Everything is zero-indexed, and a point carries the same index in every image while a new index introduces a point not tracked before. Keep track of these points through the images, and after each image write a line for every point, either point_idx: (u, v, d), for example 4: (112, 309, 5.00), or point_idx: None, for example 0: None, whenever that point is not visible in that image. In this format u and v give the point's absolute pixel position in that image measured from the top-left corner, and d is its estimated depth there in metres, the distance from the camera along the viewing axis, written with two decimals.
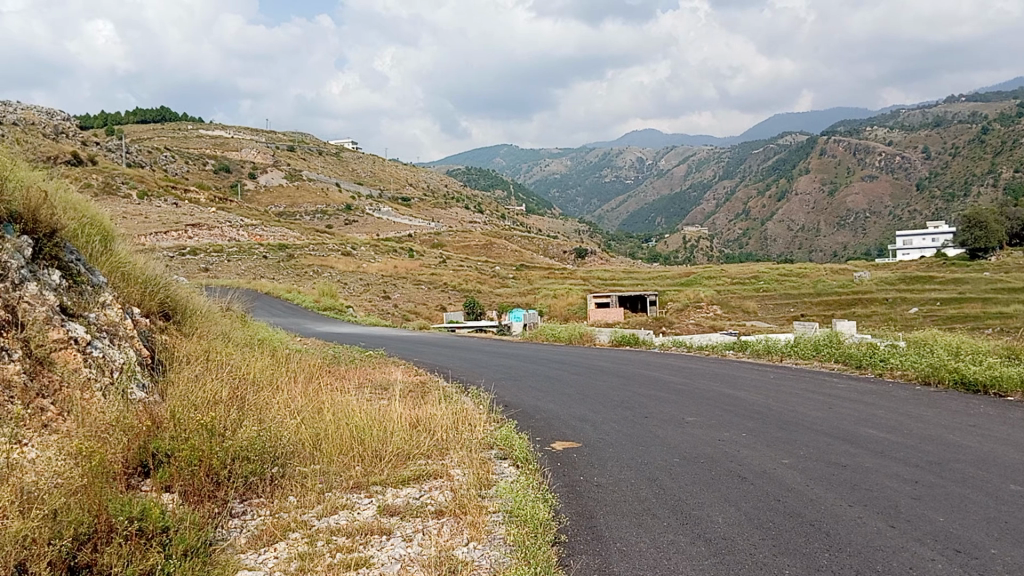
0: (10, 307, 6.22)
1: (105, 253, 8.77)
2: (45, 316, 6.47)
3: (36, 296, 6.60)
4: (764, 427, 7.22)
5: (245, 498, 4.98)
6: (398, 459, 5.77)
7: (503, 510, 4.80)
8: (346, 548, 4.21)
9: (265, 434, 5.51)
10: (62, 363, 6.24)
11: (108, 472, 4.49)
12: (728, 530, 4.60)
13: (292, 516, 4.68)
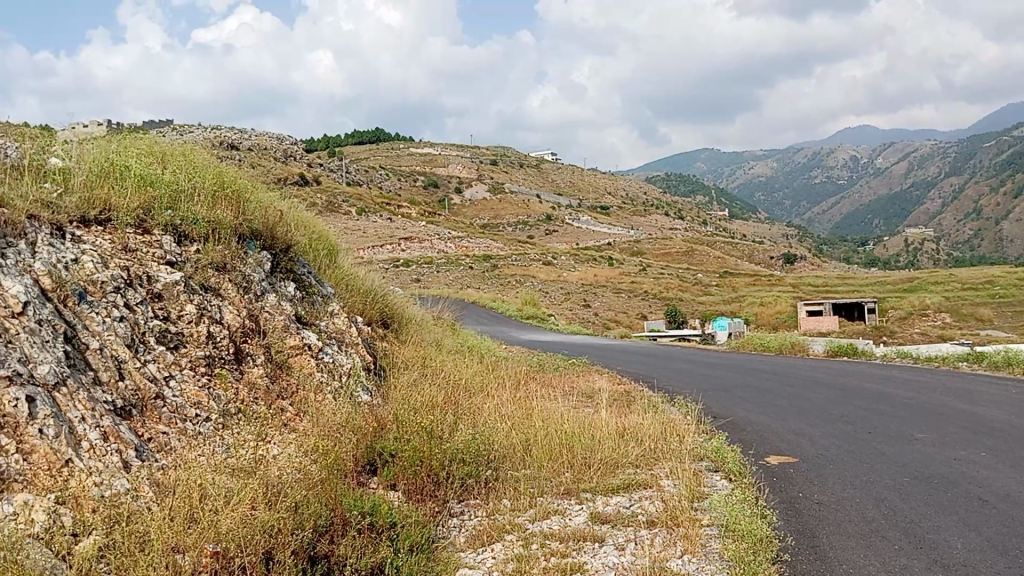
0: (254, 316, 6.91)
1: (331, 266, 9.50)
2: (283, 324, 7.13)
3: (275, 306, 7.29)
4: (1006, 447, 6.55)
5: (463, 499, 5.18)
6: (607, 467, 5.78)
7: (718, 524, 4.68)
8: (561, 553, 4.29)
9: (480, 438, 5.72)
10: (298, 368, 6.87)
11: (341, 470, 4.87)
12: (970, 557, 4.21)
13: (507, 519, 4.82)
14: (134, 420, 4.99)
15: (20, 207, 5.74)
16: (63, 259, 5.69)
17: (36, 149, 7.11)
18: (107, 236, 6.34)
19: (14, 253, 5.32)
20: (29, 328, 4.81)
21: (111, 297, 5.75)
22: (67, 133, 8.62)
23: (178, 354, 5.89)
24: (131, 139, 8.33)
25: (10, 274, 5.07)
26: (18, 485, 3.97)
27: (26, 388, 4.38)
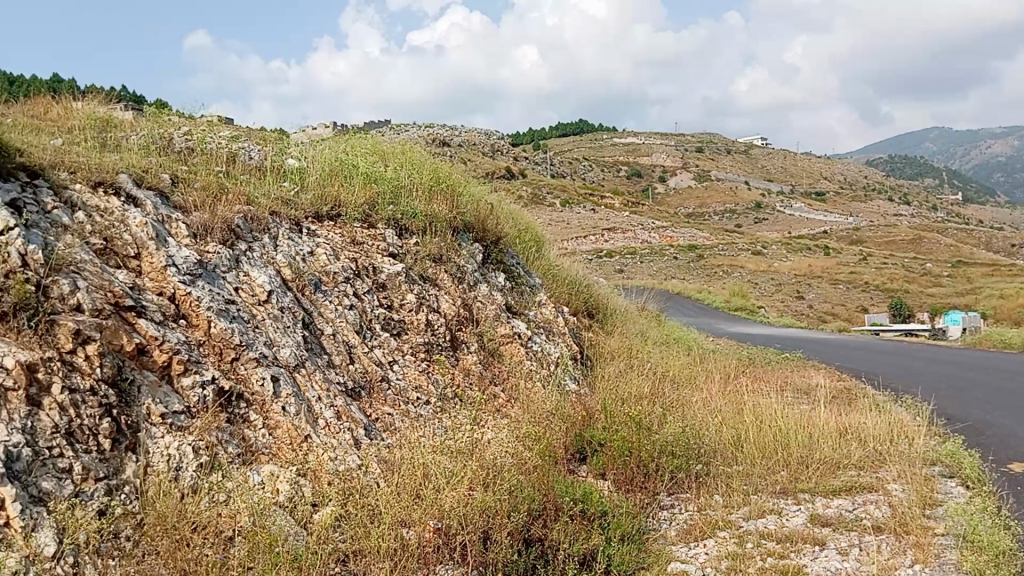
0: (468, 305, 7.24)
1: (538, 258, 9.74)
2: (494, 313, 7.41)
3: (487, 296, 7.59)
4: None
5: (673, 493, 5.14)
6: (826, 468, 5.52)
7: (955, 534, 4.31)
8: (778, 554, 4.15)
9: (690, 431, 5.64)
10: (509, 356, 7.14)
11: (553, 457, 5.03)
12: None
13: (720, 515, 4.74)
14: (362, 401, 5.37)
15: (264, 205, 6.34)
16: (301, 251, 6.22)
17: (276, 151, 7.82)
18: (338, 230, 6.84)
19: (259, 247, 5.92)
20: (273, 314, 5.34)
21: (342, 287, 6.23)
22: (302, 136, 9.40)
23: (401, 340, 6.28)
24: (357, 139, 8.95)
25: (257, 266, 5.67)
26: (264, 457, 4.37)
27: (271, 368, 4.85)
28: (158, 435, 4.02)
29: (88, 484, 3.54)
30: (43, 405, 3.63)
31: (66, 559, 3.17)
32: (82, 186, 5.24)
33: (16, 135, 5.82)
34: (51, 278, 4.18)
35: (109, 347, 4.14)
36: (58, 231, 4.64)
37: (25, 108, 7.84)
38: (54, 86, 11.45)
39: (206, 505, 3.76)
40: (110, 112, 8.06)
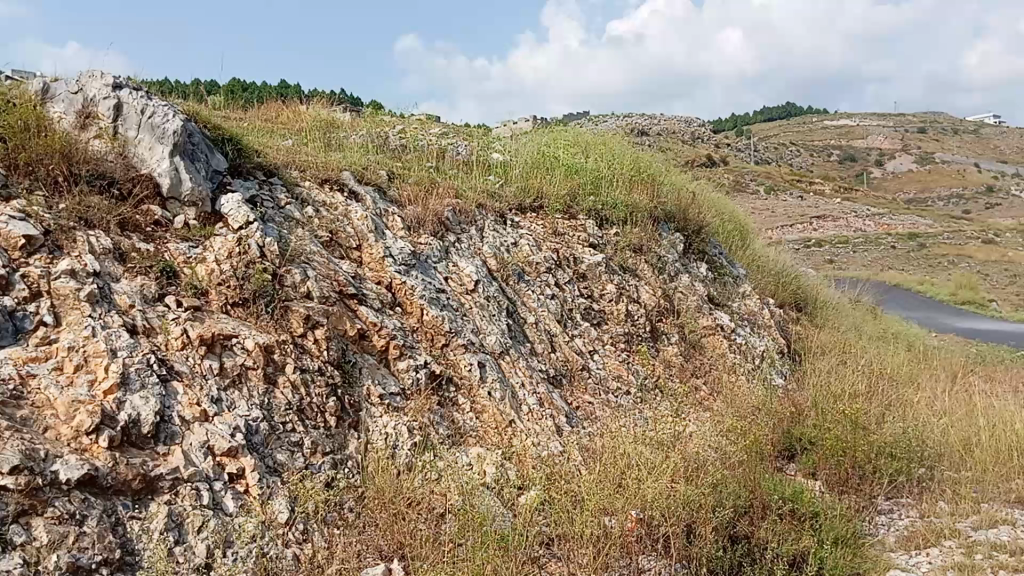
0: (668, 296, 7.18)
1: (743, 248, 9.49)
2: (696, 305, 7.31)
3: (689, 287, 7.50)
4: None
5: (891, 497, 4.82)
6: None
7: None
8: (1012, 568, 3.91)
9: (911, 432, 5.27)
10: (711, 348, 7.01)
11: (761, 453, 4.90)
12: None
13: (945, 523, 4.45)
14: (564, 390, 5.48)
15: (472, 198, 6.60)
16: (505, 242, 6.43)
17: (482, 146, 8.12)
18: (540, 221, 7.00)
19: (467, 238, 6.19)
20: (480, 303, 5.58)
21: (545, 277, 6.38)
22: (506, 131, 9.70)
23: (601, 330, 6.35)
24: (558, 132, 9.11)
25: (465, 257, 5.93)
26: (472, 439, 4.55)
27: (478, 355, 5.06)
28: (377, 414, 4.29)
29: (317, 458, 3.85)
30: (279, 383, 4.00)
31: (297, 526, 3.47)
32: (310, 183, 5.70)
33: (255, 138, 6.45)
34: (285, 268, 4.60)
35: (334, 332, 4.49)
36: (290, 225, 5.09)
37: (262, 113, 8.65)
38: (286, 91, 12.51)
39: (420, 483, 3.96)
40: (333, 114, 8.70)
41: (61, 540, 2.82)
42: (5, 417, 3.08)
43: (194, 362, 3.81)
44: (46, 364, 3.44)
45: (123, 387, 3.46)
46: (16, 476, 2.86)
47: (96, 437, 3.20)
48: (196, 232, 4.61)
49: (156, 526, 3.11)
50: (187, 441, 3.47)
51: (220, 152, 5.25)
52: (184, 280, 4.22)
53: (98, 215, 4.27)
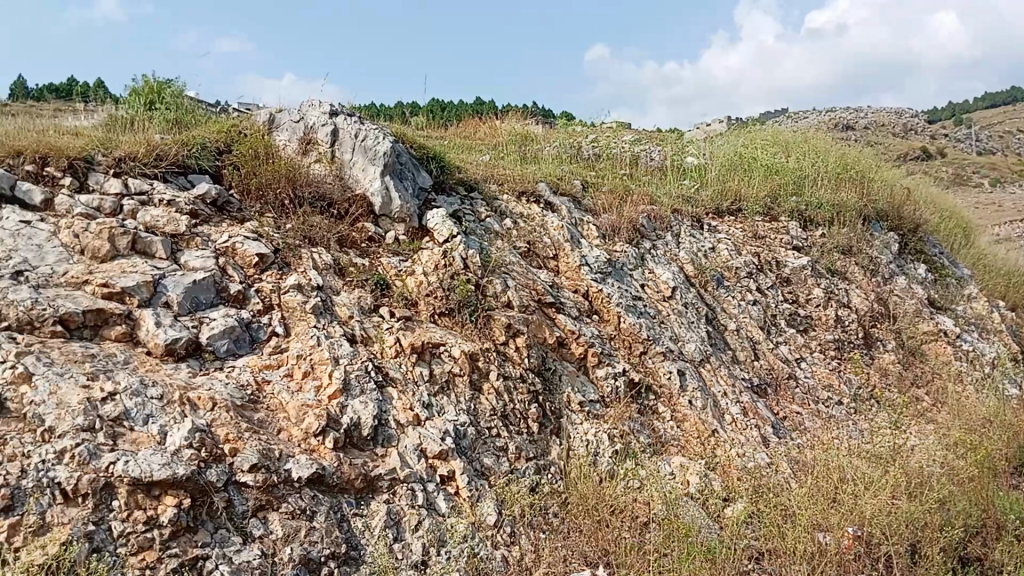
0: (882, 300, 6.74)
1: (967, 247, 8.74)
2: (914, 308, 6.81)
3: (905, 290, 7.01)
4: None
5: None
6: None
7: None
8: None
9: None
10: (933, 355, 6.49)
11: (994, 468, 4.48)
12: None
13: None
14: (770, 399, 5.29)
15: (667, 203, 6.53)
16: (703, 247, 6.31)
17: (675, 151, 8.03)
18: (740, 224, 6.81)
19: (663, 244, 6.14)
20: (678, 310, 5.51)
21: (745, 282, 6.19)
22: (700, 133, 9.54)
23: (808, 337, 6.07)
24: (755, 131, 8.83)
25: (661, 263, 5.88)
26: (675, 448, 4.49)
27: (678, 362, 4.99)
28: (578, 421, 4.33)
29: (521, 463, 3.94)
30: (483, 390, 4.15)
31: (505, 528, 3.56)
32: (509, 196, 5.87)
33: (456, 155, 6.75)
34: (487, 278, 4.76)
35: (534, 340, 4.59)
36: (491, 237, 5.28)
37: (460, 130, 9.03)
38: (481, 109, 12.99)
39: (623, 490, 3.94)
40: (527, 128, 8.93)
41: (294, 534, 3.07)
42: (245, 419, 3.41)
43: (407, 369, 4.04)
44: (278, 370, 3.78)
45: (345, 392, 3.72)
46: (255, 473, 3.16)
47: (323, 439, 3.47)
48: (405, 246, 4.89)
49: (376, 524, 3.30)
50: (402, 444, 3.68)
51: (425, 170, 5.54)
52: (396, 292, 4.50)
53: (319, 233, 4.65)
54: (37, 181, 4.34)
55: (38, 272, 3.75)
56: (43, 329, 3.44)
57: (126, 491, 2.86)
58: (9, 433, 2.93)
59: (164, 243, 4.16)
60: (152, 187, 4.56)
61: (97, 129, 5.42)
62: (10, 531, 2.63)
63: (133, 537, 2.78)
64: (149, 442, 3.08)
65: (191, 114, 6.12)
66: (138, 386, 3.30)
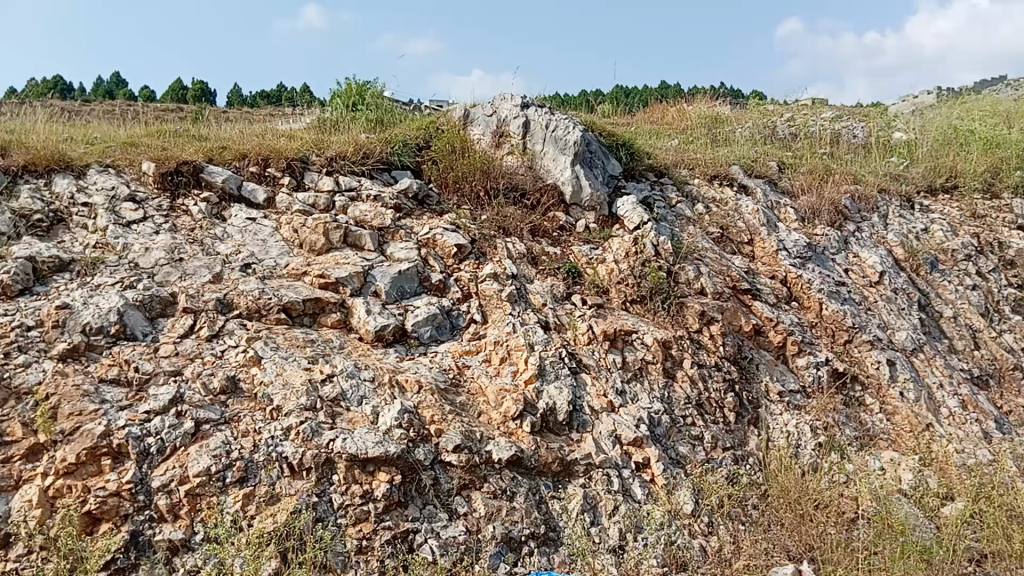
0: None
1: None
2: None
3: None
4: None
5: None
6: None
7: None
8: None
9: None
10: None
11: None
12: None
13: None
14: (993, 392, 4.86)
15: (872, 182, 6.16)
16: (914, 228, 5.90)
17: (881, 127, 7.55)
18: (956, 203, 6.30)
19: (868, 226, 5.79)
20: (886, 296, 5.18)
21: (963, 266, 5.72)
22: (908, 107, 8.90)
23: None
24: (971, 101, 8.13)
25: (867, 246, 5.56)
26: (884, 442, 4.23)
27: (887, 352, 4.70)
28: (777, 412, 4.19)
29: (718, 452, 3.86)
30: (678, 378, 4.10)
31: (703, 518, 3.51)
32: (700, 180, 5.78)
33: (646, 140, 6.70)
34: (679, 265, 4.70)
35: (730, 327, 4.49)
36: (682, 223, 5.20)
37: (648, 115, 8.93)
38: (667, 93, 12.80)
39: (828, 485, 3.76)
40: (717, 109, 8.70)
41: (495, 513, 3.18)
42: (448, 401, 3.58)
43: (599, 356, 4.08)
44: (477, 356, 3.94)
45: (541, 377, 3.81)
46: (458, 454, 3.31)
47: (520, 423, 3.57)
48: (596, 234, 4.92)
49: (574, 507, 3.35)
50: (597, 430, 3.72)
51: (615, 158, 5.54)
52: (587, 280, 4.54)
53: (513, 223, 4.78)
54: (261, 181, 4.77)
55: (264, 265, 4.12)
56: (270, 316, 3.78)
57: (344, 466, 3.09)
58: (243, 411, 3.25)
59: (372, 236, 4.43)
60: (359, 184, 4.87)
61: (310, 131, 5.86)
62: (246, 500, 2.91)
63: (351, 509, 2.99)
64: (363, 421, 3.31)
65: (391, 112, 6.46)
66: (353, 369, 3.55)
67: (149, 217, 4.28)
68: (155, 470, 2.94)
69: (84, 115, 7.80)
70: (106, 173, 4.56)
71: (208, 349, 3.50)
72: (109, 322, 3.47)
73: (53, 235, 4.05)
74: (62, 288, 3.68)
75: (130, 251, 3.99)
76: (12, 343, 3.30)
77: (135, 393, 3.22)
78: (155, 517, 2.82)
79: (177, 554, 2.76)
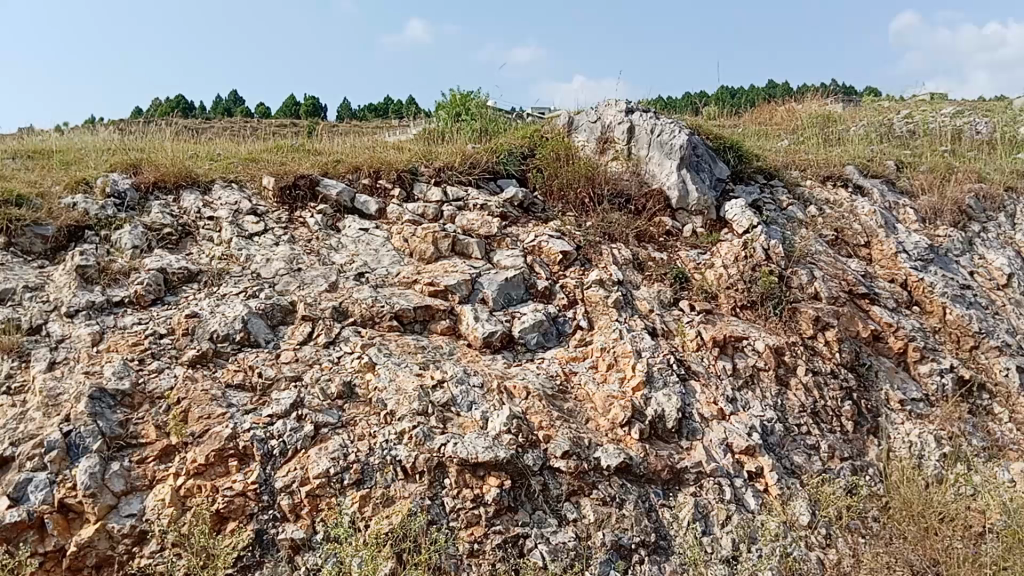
0: None
1: None
2: None
3: None
4: None
5: None
6: None
7: None
8: None
9: None
10: None
11: None
12: None
13: None
14: None
15: (999, 180, 5.85)
16: None
17: (1007, 122, 7.16)
18: None
19: (995, 226, 5.50)
20: (1016, 299, 4.91)
21: None
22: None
23: None
24: None
25: (993, 248, 5.28)
26: (1016, 454, 4.00)
27: (1018, 359, 4.45)
28: (898, 421, 4.02)
29: (835, 463, 3.74)
30: (791, 385, 4.00)
31: (820, 530, 3.39)
32: (812, 182, 5.62)
33: (754, 142, 6.56)
34: (792, 269, 4.58)
35: (846, 333, 4.34)
36: (794, 226, 5.07)
37: (755, 116, 8.74)
38: (775, 92, 12.50)
39: (954, 497, 3.58)
40: (828, 108, 8.45)
41: (605, 520, 3.17)
42: (556, 407, 3.61)
43: (709, 362, 4.02)
44: (584, 362, 3.94)
45: (649, 384, 3.79)
46: (567, 460, 3.32)
47: (629, 430, 3.56)
48: (704, 239, 4.85)
49: (685, 515, 3.31)
50: (708, 438, 3.66)
51: (723, 160, 5.44)
52: (695, 285, 4.49)
53: (619, 229, 4.77)
54: (372, 193, 4.93)
55: (376, 274, 4.25)
56: (382, 323, 3.90)
57: (455, 470, 3.15)
58: (359, 415, 3.36)
59: (479, 244, 4.50)
60: (467, 193, 4.96)
61: (417, 142, 6.01)
62: (363, 501, 3.01)
63: (463, 513, 3.04)
64: (473, 426, 3.38)
65: (496, 121, 6.55)
66: (463, 375, 3.63)
67: (269, 229, 4.48)
68: (278, 471, 3.07)
69: (206, 134, 8.23)
70: (229, 188, 4.81)
71: (326, 355, 3.64)
72: (234, 330, 3.66)
73: (182, 247, 4.29)
74: (190, 298, 3.89)
75: (252, 262, 4.19)
76: (147, 350, 3.52)
77: (258, 397, 3.38)
78: (278, 516, 2.94)
79: (299, 552, 2.86)
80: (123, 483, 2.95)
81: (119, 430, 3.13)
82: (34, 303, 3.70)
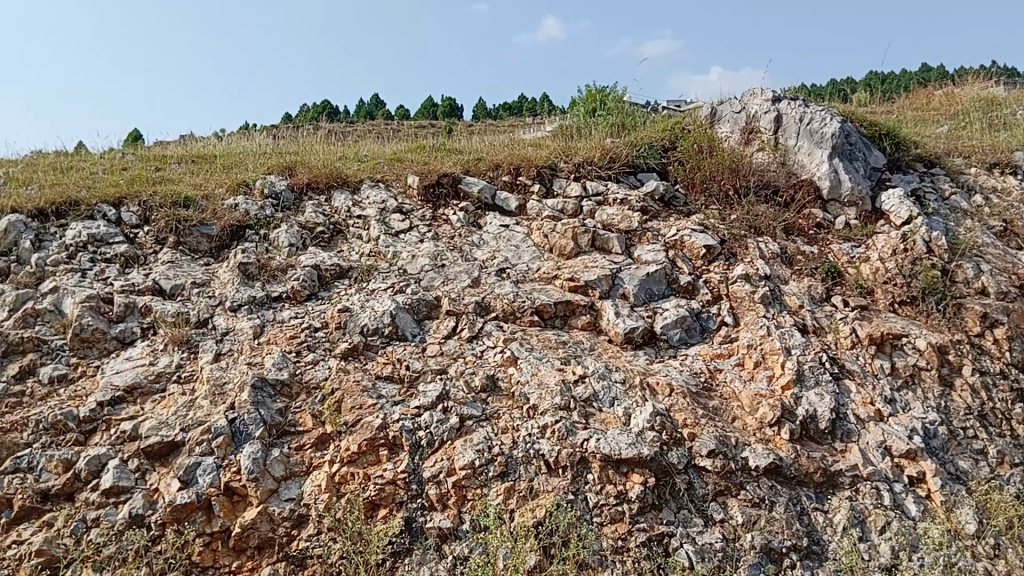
0: None
1: None
2: None
3: None
4: None
5: None
6: None
7: None
8: None
9: None
10: None
11: None
12: None
13: None
14: None
15: None
16: None
17: None
18: None
19: None
20: None
21: None
22: None
23: None
24: None
25: None
26: None
27: None
28: None
29: (1006, 469, 3.46)
30: (956, 386, 3.75)
31: (989, 540, 3.15)
32: (977, 170, 5.25)
33: (911, 129, 6.20)
34: (956, 263, 4.30)
35: (1018, 331, 4.02)
36: (958, 217, 4.75)
37: (910, 101, 8.25)
38: (930, 77, 11.77)
39: None
40: (993, 90, 7.87)
41: (754, 522, 3.07)
42: (701, 405, 3.53)
43: (865, 361, 3.82)
44: (730, 359, 3.84)
45: (799, 383, 3.64)
46: (713, 459, 3.24)
47: (778, 429, 3.44)
48: (857, 231, 4.62)
49: (840, 520, 3.16)
50: (865, 440, 3.48)
51: (878, 148, 5.17)
52: (849, 280, 4.28)
53: (765, 222, 4.61)
54: (512, 190, 4.99)
55: (517, 269, 4.30)
56: (524, 318, 3.93)
57: (598, 466, 3.14)
58: (502, 409, 3.40)
59: (620, 239, 4.47)
60: (607, 187, 4.93)
61: (556, 138, 6.04)
62: (508, 493, 3.04)
63: (606, 509, 3.02)
64: (616, 422, 3.35)
65: (634, 115, 6.47)
66: (604, 371, 3.61)
67: (414, 226, 4.61)
68: (425, 461, 3.15)
69: (353, 135, 8.56)
70: (376, 187, 4.98)
71: (469, 349, 3.71)
72: (383, 324, 3.79)
73: (334, 245, 4.48)
74: (342, 293, 4.06)
75: (399, 259, 4.32)
76: (303, 342, 3.70)
77: (407, 389, 3.49)
78: (427, 505, 3.02)
79: (446, 541, 2.92)
80: (283, 469, 3.11)
81: (278, 418, 3.30)
82: (201, 298, 3.95)
